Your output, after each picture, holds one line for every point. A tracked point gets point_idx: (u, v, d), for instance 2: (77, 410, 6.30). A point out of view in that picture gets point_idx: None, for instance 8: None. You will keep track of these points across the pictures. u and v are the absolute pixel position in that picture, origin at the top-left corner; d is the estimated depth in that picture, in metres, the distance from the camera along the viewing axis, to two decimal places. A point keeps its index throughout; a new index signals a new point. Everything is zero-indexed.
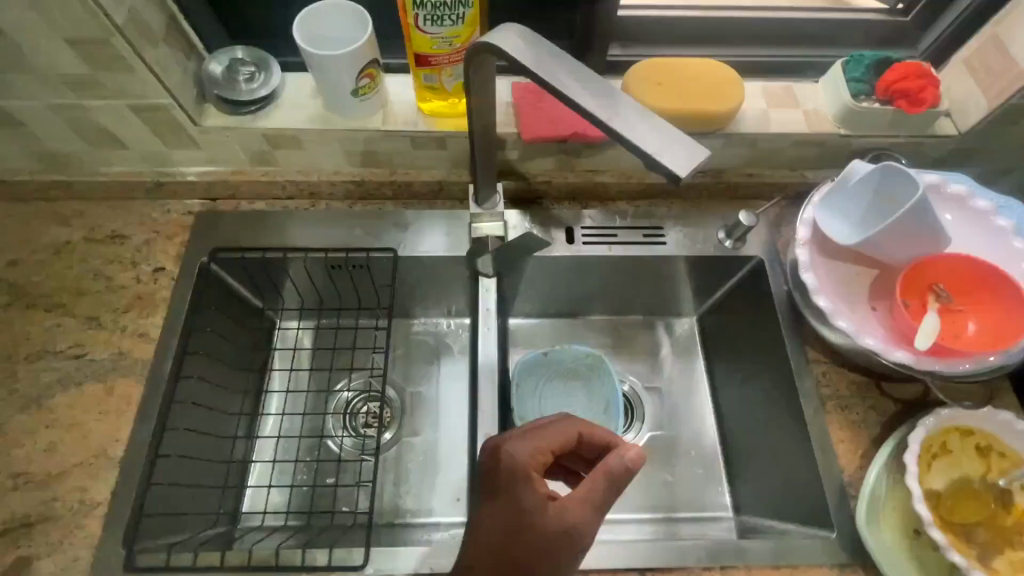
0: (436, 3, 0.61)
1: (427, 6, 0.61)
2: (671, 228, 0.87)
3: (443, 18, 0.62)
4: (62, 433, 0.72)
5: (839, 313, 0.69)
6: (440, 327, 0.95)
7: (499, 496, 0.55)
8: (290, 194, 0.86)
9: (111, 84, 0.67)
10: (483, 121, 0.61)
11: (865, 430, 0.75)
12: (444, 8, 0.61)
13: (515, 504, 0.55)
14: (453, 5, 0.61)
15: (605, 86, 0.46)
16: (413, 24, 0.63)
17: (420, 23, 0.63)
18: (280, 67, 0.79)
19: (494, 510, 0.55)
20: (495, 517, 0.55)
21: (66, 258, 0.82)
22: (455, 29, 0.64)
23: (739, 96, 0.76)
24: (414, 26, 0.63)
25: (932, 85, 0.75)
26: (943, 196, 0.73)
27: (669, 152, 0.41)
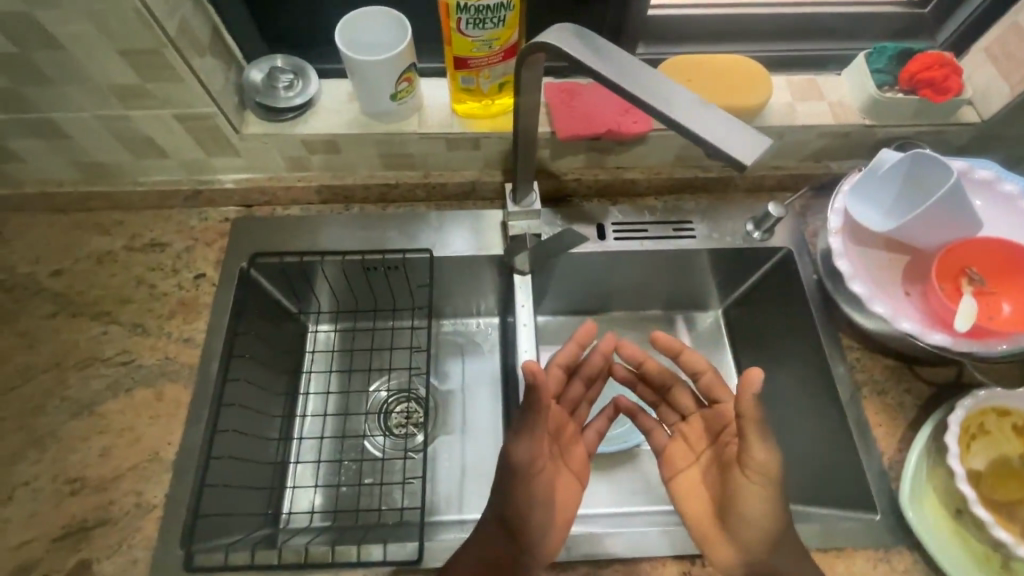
0: (479, 7, 0.62)
1: (471, 10, 0.63)
2: (699, 222, 0.89)
3: (485, 21, 0.64)
4: (114, 438, 0.73)
5: (875, 298, 0.71)
6: (470, 326, 0.97)
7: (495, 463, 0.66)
8: (325, 199, 0.88)
9: (160, 94, 0.69)
10: (528, 121, 0.62)
11: (901, 413, 0.76)
12: (487, 11, 0.63)
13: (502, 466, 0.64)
14: (495, 8, 0.63)
15: (660, 79, 0.47)
16: (455, 28, 0.64)
17: (463, 26, 0.64)
18: (316, 74, 0.80)
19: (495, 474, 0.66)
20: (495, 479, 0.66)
21: (109, 267, 0.84)
22: (496, 32, 0.65)
23: (768, 89, 0.78)
24: (456, 29, 0.65)
25: (955, 74, 0.77)
26: (971, 182, 0.75)
27: (730, 141, 0.42)
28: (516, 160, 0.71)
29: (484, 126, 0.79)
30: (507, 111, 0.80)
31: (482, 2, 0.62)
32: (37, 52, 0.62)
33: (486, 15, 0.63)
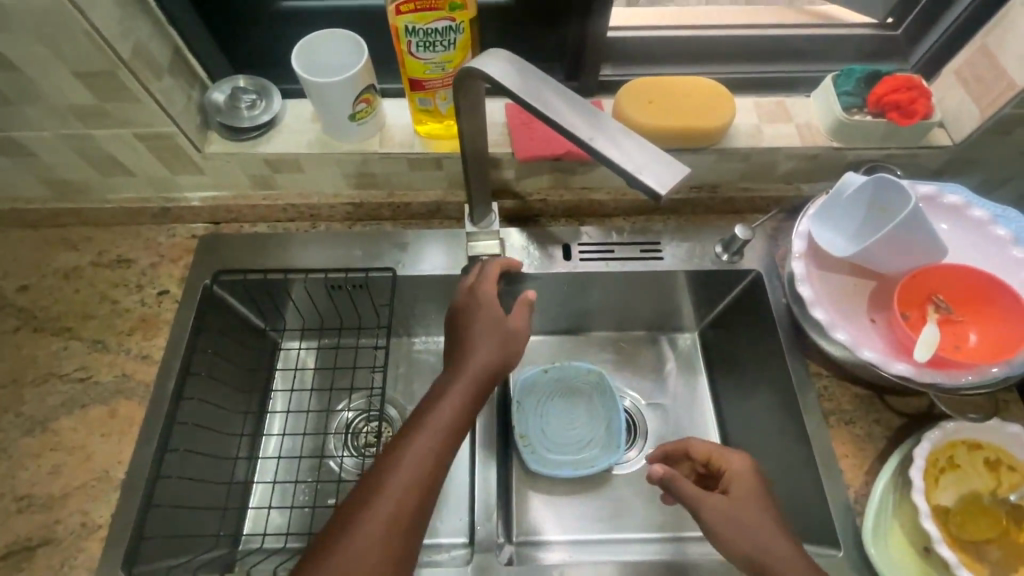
0: (428, 30, 0.62)
1: (420, 33, 0.63)
2: (668, 243, 0.87)
3: (434, 43, 0.64)
4: (66, 455, 0.73)
5: (837, 325, 0.69)
6: (440, 344, 0.95)
7: (474, 321, 0.70)
8: (291, 217, 0.88)
9: (119, 114, 0.70)
10: (476, 143, 0.62)
11: (870, 444, 0.74)
12: (436, 34, 0.63)
13: (499, 331, 0.69)
14: (444, 32, 0.63)
15: (589, 107, 0.47)
16: (406, 51, 0.65)
17: (413, 49, 0.64)
18: (280, 93, 0.81)
19: (484, 337, 0.68)
20: (479, 341, 0.68)
21: (74, 282, 0.84)
22: (448, 54, 0.65)
23: (732, 109, 0.77)
24: (408, 52, 0.65)
25: (922, 97, 0.76)
26: (939, 207, 0.73)
27: (650, 170, 0.42)
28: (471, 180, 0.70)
29: (443, 147, 0.79)
30: None
31: (430, 24, 0.62)
32: None
33: (436, 38, 0.63)
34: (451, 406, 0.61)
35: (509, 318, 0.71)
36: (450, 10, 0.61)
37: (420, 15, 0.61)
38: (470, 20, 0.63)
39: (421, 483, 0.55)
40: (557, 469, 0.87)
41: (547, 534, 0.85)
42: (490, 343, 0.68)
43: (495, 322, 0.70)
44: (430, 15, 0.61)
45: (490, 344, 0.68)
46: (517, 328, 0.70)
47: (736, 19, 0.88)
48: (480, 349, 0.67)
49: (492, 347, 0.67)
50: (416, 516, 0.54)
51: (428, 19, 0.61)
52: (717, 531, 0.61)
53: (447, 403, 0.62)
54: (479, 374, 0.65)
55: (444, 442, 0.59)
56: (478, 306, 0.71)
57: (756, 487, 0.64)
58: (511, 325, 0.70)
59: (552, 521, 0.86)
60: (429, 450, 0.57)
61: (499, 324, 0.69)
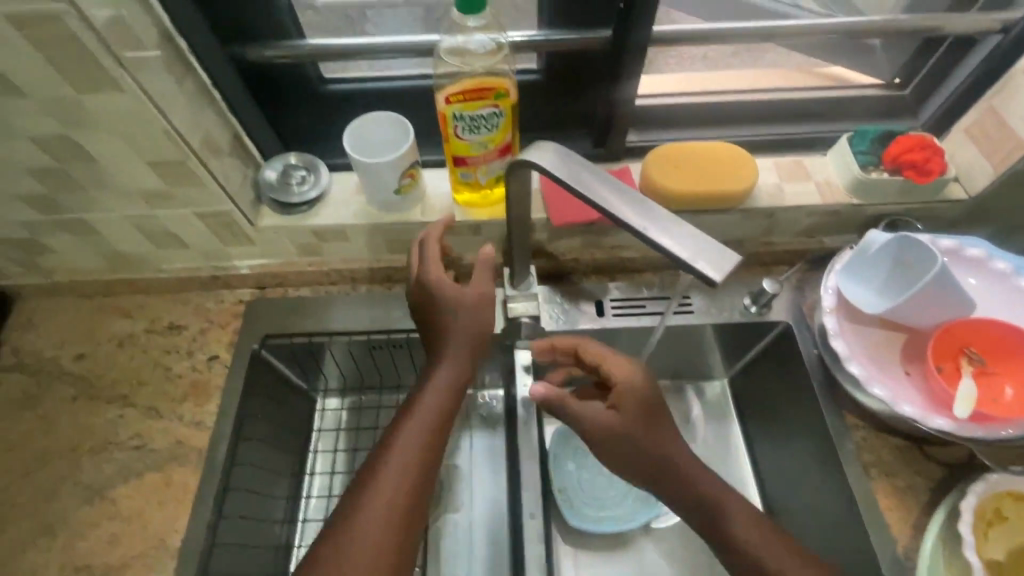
0: (473, 117, 0.68)
1: (466, 119, 0.68)
2: (696, 296, 0.90)
3: (480, 126, 0.69)
4: (123, 524, 0.74)
5: (873, 379, 0.70)
6: (473, 399, 0.98)
7: (445, 326, 0.71)
8: (334, 280, 0.92)
9: (183, 196, 0.75)
10: (521, 215, 0.66)
11: (913, 496, 0.74)
12: (481, 119, 0.68)
13: (458, 353, 0.70)
14: (488, 117, 0.68)
15: (636, 196, 0.51)
16: (452, 134, 0.70)
17: (459, 132, 0.69)
18: (327, 167, 0.86)
19: (443, 367, 0.69)
20: (435, 372, 0.69)
21: (128, 350, 0.88)
22: (491, 133, 0.70)
23: (754, 172, 0.81)
24: (453, 135, 0.70)
25: (936, 155, 0.80)
26: (963, 260, 0.76)
27: (703, 256, 0.44)
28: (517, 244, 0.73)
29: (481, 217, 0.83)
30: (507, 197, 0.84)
31: (477, 110, 0.67)
32: (74, 164, 0.68)
33: (482, 122, 0.68)
34: (408, 449, 0.64)
35: (463, 292, 0.71)
36: (495, 97, 0.67)
37: (468, 103, 0.66)
38: (512, 104, 0.69)
39: (389, 536, 0.59)
40: (597, 522, 0.88)
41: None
42: (448, 370, 0.69)
43: (455, 343, 0.70)
44: (478, 102, 0.67)
45: (447, 376, 0.69)
46: (476, 333, 0.71)
47: (750, 84, 0.94)
48: (438, 379, 0.69)
49: (447, 378, 0.69)
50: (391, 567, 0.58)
51: (476, 106, 0.67)
52: (597, 437, 0.69)
53: (402, 448, 0.64)
54: (437, 408, 0.67)
55: (405, 490, 0.61)
56: (439, 313, 0.71)
57: (645, 396, 0.69)
58: (472, 331, 0.71)
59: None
60: (392, 501, 0.60)
61: (463, 335, 0.70)
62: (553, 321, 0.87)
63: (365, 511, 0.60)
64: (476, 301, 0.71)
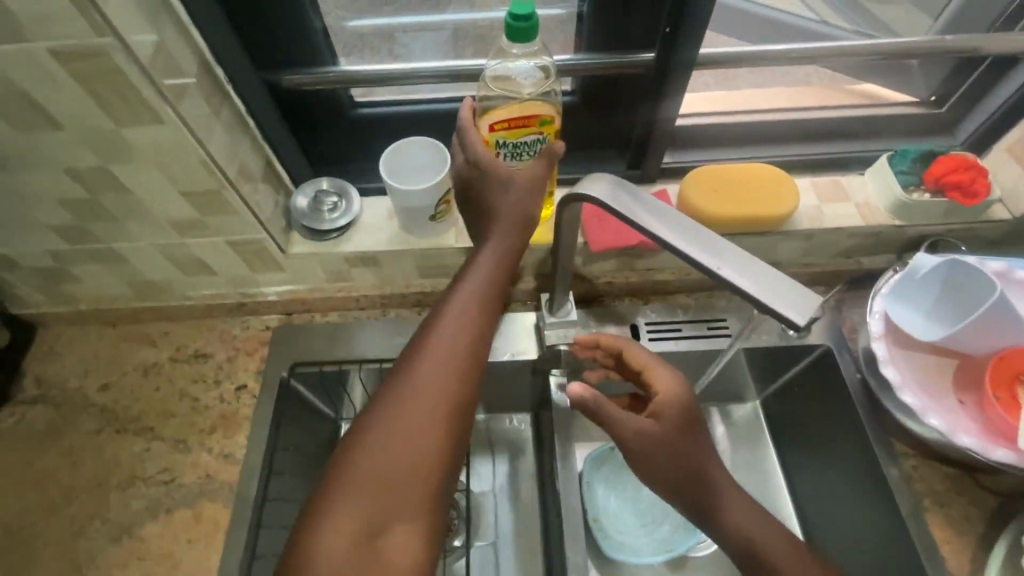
0: (516, 144, 0.66)
1: (508, 146, 0.66)
2: (732, 320, 0.88)
3: (521, 154, 0.67)
4: (153, 563, 0.72)
5: (930, 410, 0.68)
6: (504, 425, 0.96)
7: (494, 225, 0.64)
8: (363, 306, 0.91)
9: (215, 225, 0.73)
10: (568, 245, 0.64)
11: (967, 528, 0.72)
12: (524, 147, 0.67)
13: (504, 234, 0.64)
14: (531, 144, 0.67)
15: (700, 230, 0.50)
16: None
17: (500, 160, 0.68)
18: (358, 193, 0.84)
19: (487, 249, 0.64)
20: (480, 254, 0.64)
21: (154, 379, 0.86)
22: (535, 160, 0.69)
23: (796, 195, 0.79)
24: None
25: (980, 177, 0.78)
26: (1014, 284, 0.74)
27: (783, 300, 0.45)
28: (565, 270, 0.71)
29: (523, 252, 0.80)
30: (545, 222, 0.82)
31: (522, 138, 0.66)
32: (107, 195, 0.67)
33: (525, 150, 0.67)
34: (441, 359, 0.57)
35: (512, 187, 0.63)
36: (540, 126, 0.65)
37: (512, 131, 0.65)
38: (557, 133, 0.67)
39: (429, 431, 0.54)
40: (637, 553, 0.85)
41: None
42: (492, 250, 0.64)
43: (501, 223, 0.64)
44: (522, 130, 0.65)
45: (492, 260, 0.63)
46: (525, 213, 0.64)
47: (783, 103, 0.92)
48: (483, 259, 0.63)
49: (491, 261, 0.63)
50: (440, 456, 0.54)
51: (520, 134, 0.65)
52: (634, 449, 0.58)
53: (446, 336, 0.59)
54: (482, 293, 0.62)
55: (447, 390, 0.56)
56: (484, 189, 0.64)
57: (690, 410, 0.61)
58: (520, 209, 0.64)
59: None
60: (431, 400, 0.55)
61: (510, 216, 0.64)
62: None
63: (411, 398, 0.56)
64: (525, 177, 0.63)
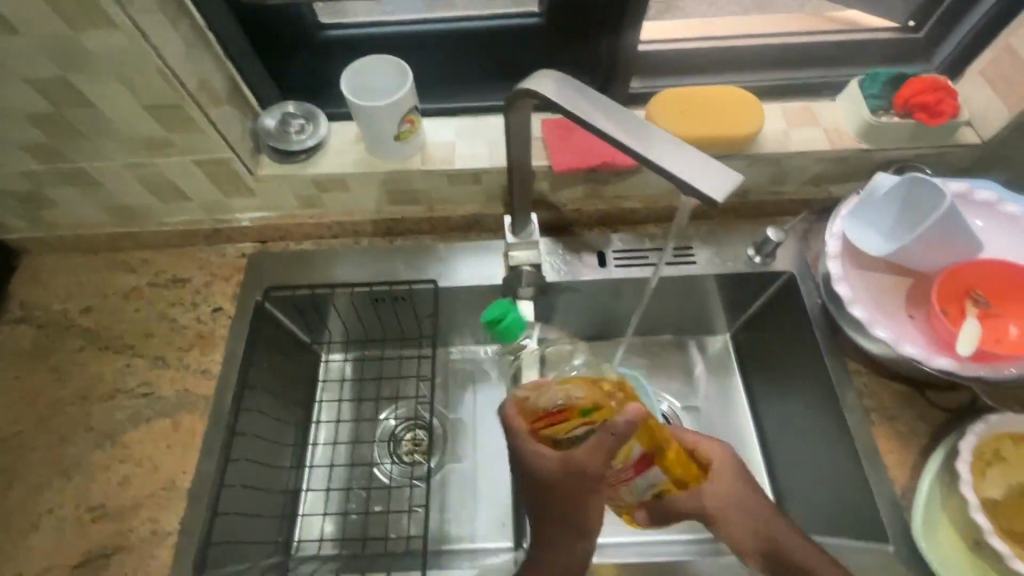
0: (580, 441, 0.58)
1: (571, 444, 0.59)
2: (700, 248, 0.89)
3: None
4: (134, 467, 0.76)
5: (876, 322, 0.70)
6: (478, 354, 0.99)
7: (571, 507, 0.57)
8: (336, 233, 0.92)
9: (180, 143, 0.74)
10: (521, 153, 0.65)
11: (912, 440, 0.75)
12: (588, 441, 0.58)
13: (576, 542, 0.59)
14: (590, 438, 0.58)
15: (638, 121, 0.51)
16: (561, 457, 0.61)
17: None
18: (326, 118, 0.85)
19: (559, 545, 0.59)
20: (582, 505, 0.57)
21: (133, 302, 0.89)
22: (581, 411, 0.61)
23: (761, 117, 0.79)
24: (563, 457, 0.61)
25: (948, 97, 0.78)
26: (970, 204, 0.75)
27: (704, 180, 0.45)
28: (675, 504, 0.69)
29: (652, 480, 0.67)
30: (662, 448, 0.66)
31: (570, 437, 0.59)
32: (71, 109, 0.68)
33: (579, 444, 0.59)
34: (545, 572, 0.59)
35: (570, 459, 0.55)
36: (583, 416, 0.58)
37: (558, 428, 0.59)
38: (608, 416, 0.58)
39: None
40: None
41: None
42: (564, 554, 0.59)
43: (561, 537, 0.58)
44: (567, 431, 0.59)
45: (596, 512, 0.58)
46: (597, 520, 0.58)
47: (759, 29, 0.91)
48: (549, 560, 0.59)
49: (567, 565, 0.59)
50: None
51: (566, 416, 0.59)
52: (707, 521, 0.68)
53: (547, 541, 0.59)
54: (583, 505, 0.57)
55: None
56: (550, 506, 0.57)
57: (730, 461, 0.69)
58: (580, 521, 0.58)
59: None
60: None
61: (587, 523, 0.58)
62: (554, 272, 0.88)
63: None
64: (585, 472, 0.55)
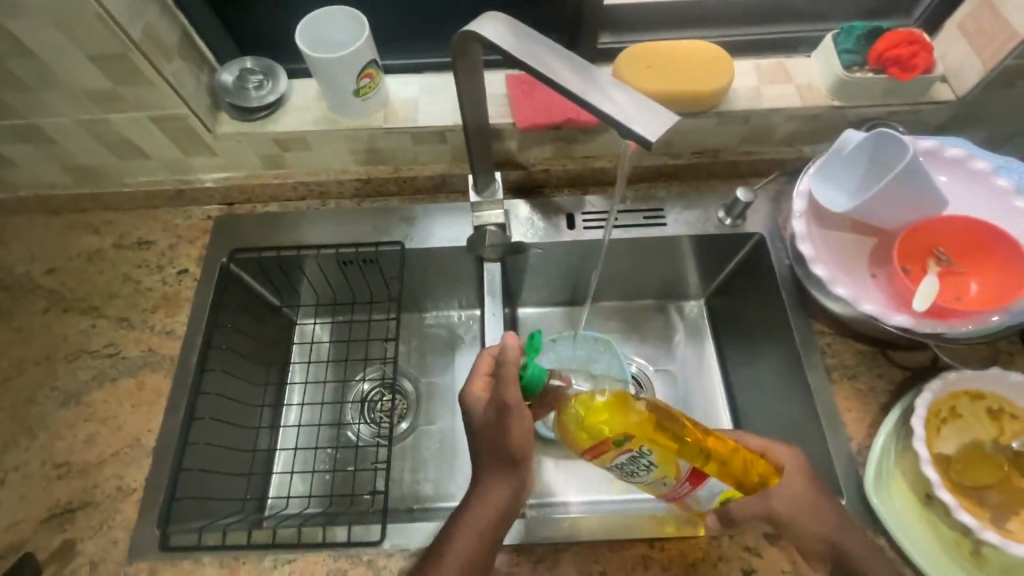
0: (622, 466, 0.64)
1: (620, 469, 0.64)
2: (671, 210, 0.88)
3: (637, 468, 0.63)
4: (99, 425, 0.77)
5: (837, 280, 0.70)
6: (451, 318, 1.00)
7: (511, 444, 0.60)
8: (302, 195, 0.91)
9: (132, 96, 0.74)
10: (475, 100, 0.65)
11: (872, 398, 0.75)
12: (629, 465, 0.63)
13: (506, 475, 0.60)
14: (635, 463, 0.62)
15: (580, 63, 0.50)
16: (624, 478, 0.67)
17: (627, 476, 0.66)
18: (285, 73, 0.85)
19: (492, 484, 0.61)
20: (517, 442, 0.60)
21: (98, 264, 0.88)
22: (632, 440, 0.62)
23: (730, 71, 0.78)
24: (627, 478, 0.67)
25: (923, 50, 0.76)
26: (939, 160, 0.73)
27: (640, 120, 0.45)
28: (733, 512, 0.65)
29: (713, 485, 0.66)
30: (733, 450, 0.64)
31: (616, 461, 0.63)
32: (14, 60, 0.67)
33: (625, 463, 0.63)
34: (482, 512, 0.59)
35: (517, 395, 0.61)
36: (618, 446, 0.60)
37: (603, 455, 0.62)
38: (646, 437, 0.60)
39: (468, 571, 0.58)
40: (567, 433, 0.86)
41: (568, 495, 0.84)
42: (499, 493, 0.60)
43: (493, 471, 0.61)
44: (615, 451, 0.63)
45: (518, 440, 0.60)
46: (523, 452, 0.60)
47: None
48: (486, 497, 0.60)
49: (503, 500, 0.60)
50: None
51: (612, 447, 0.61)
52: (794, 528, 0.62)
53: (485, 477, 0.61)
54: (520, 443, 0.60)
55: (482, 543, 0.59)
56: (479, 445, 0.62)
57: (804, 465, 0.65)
58: (508, 454, 0.60)
59: (573, 483, 0.85)
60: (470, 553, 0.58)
61: (513, 454, 0.60)
62: (522, 234, 0.87)
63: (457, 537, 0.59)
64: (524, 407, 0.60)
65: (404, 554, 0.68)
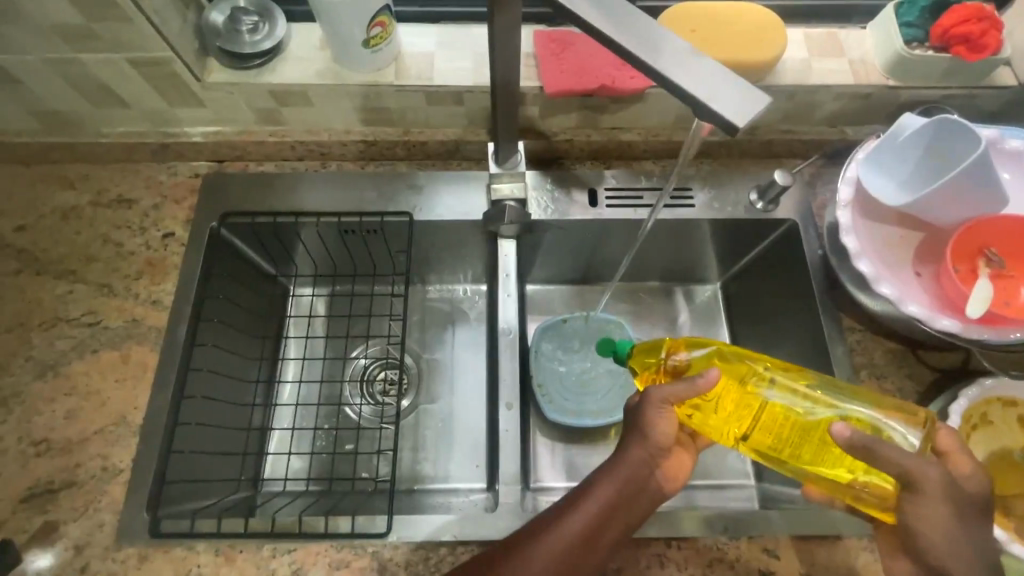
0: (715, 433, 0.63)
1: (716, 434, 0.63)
2: (699, 189, 0.82)
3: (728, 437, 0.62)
4: (80, 400, 0.71)
5: (882, 278, 0.65)
6: (456, 292, 0.94)
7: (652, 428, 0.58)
8: (300, 155, 0.83)
9: (107, 34, 0.65)
10: (507, 57, 0.57)
11: (900, 399, 0.72)
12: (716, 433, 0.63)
13: (644, 448, 0.58)
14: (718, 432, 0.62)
15: (641, 21, 0.42)
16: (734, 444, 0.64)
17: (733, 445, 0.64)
18: (284, 16, 0.76)
19: (629, 454, 0.58)
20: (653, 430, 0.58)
21: (73, 223, 0.80)
22: (706, 424, 0.63)
23: (783, 40, 0.70)
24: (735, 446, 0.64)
25: (994, 28, 0.68)
26: (999, 153, 0.68)
27: (722, 100, 0.39)
28: (881, 446, 0.51)
29: (822, 478, 0.60)
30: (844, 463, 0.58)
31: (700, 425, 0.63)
32: None
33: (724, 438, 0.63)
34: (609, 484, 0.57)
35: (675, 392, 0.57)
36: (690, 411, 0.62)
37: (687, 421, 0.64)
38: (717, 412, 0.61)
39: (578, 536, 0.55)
40: (576, 417, 0.83)
41: (545, 480, 0.82)
42: (627, 467, 0.58)
43: (630, 446, 0.59)
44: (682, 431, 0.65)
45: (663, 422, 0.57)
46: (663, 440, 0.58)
47: None
48: (619, 468, 0.58)
49: (632, 471, 0.58)
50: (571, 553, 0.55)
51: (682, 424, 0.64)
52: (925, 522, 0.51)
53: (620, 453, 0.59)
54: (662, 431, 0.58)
55: (604, 514, 0.56)
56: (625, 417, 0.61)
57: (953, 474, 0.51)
58: (646, 435, 0.58)
59: (554, 467, 0.83)
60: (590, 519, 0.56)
61: (654, 430, 0.58)
62: (539, 209, 0.80)
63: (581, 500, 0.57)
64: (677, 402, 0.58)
65: (410, 546, 0.65)
